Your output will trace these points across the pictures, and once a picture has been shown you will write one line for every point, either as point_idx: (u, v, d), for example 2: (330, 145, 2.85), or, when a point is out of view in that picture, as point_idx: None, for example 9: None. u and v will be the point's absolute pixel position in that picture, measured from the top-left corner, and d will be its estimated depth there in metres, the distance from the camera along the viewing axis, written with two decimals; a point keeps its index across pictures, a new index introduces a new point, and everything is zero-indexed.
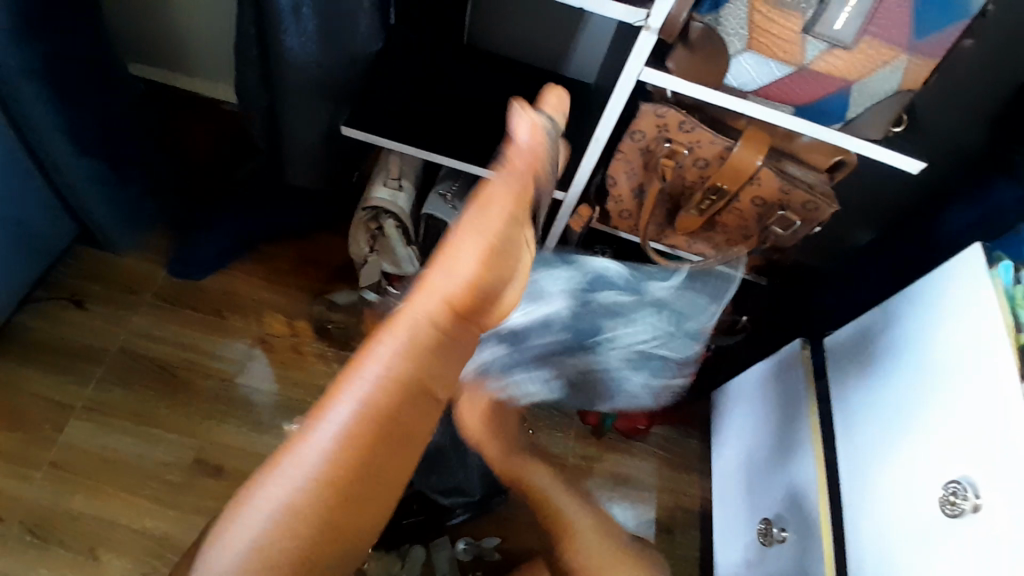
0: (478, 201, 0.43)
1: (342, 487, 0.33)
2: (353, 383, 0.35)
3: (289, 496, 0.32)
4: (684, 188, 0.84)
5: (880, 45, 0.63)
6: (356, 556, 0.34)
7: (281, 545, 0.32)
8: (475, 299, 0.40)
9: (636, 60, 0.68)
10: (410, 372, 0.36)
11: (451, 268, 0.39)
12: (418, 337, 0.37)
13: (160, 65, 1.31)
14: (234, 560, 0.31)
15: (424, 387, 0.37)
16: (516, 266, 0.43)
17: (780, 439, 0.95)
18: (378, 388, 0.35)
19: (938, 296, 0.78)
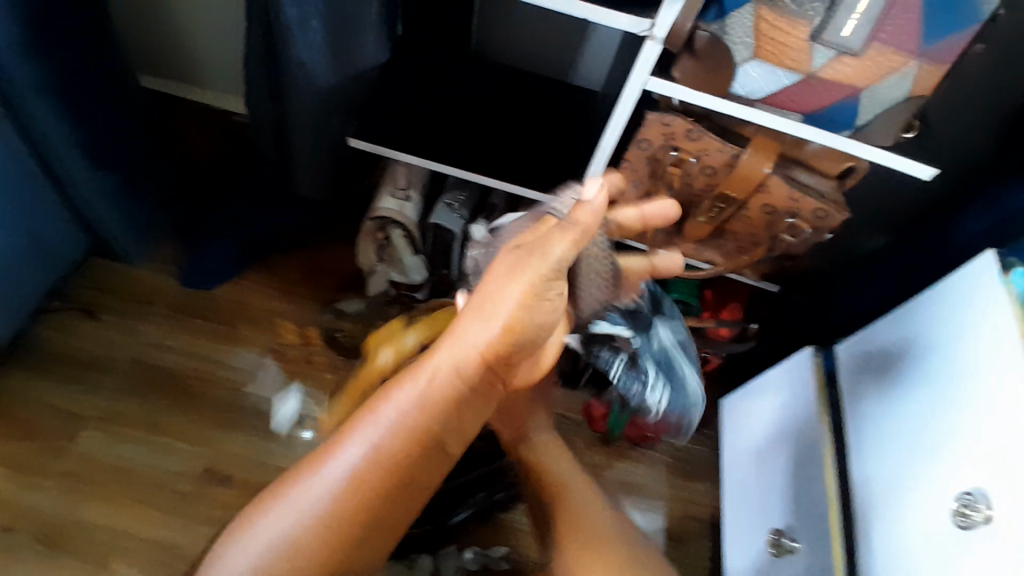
0: (511, 261, 0.56)
1: (369, 479, 0.52)
2: (382, 414, 0.54)
3: (338, 478, 0.51)
4: (692, 197, 0.84)
5: (889, 52, 0.62)
6: (390, 527, 0.55)
7: (333, 508, 0.51)
8: (498, 356, 0.56)
9: (642, 69, 0.68)
10: (422, 415, 0.54)
11: (466, 338, 0.55)
12: (436, 385, 0.54)
13: (168, 77, 1.32)
14: (296, 514, 0.51)
15: (433, 428, 0.54)
16: (543, 333, 0.57)
17: (791, 451, 0.95)
18: (397, 422, 0.53)
19: (950, 303, 0.77)
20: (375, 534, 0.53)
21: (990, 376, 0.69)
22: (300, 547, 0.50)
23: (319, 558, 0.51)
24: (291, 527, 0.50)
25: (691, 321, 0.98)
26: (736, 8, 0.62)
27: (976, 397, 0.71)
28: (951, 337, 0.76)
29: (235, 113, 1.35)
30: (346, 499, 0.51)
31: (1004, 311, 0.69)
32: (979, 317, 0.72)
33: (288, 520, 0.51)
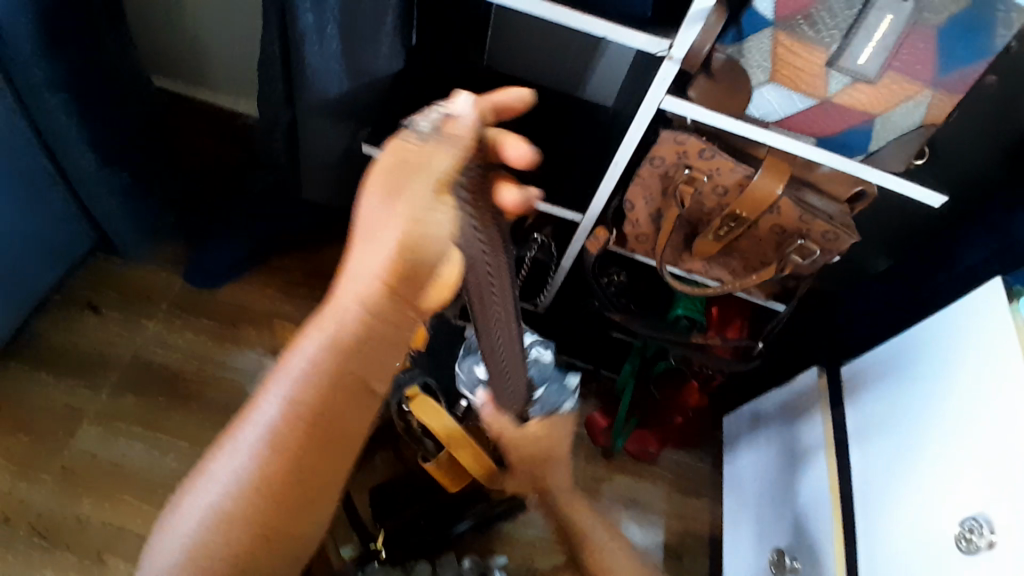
0: (393, 164, 0.55)
1: (292, 433, 0.50)
2: (295, 361, 0.52)
3: (260, 435, 0.50)
4: (703, 215, 0.84)
5: (903, 81, 0.63)
6: (326, 487, 0.52)
7: (258, 467, 0.49)
8: (393, 275, 0.53)
9: (658, 90, 0.68)
10: (334, 355, 0.52)
11: (359, 268, 0.54)
12: (343, 325, 0.53)
13: (181, 79, 1.33)
14: (223, 481, 0.49)
15: (348, 368, 0.52)
16: (440, 233, 0.55)
17: (793, 469, 0.95)
18: (311, 365, 0.52)
19: (955, 329, 0.77)
20: (307, 493, 0.50)
21: (995, 402, 0.70)
22: (233, 515, 0.48)
23: (253, 524, 0.49)
24: (219, 496, 0.49)
25: (696, 339, 1.00)
26: (754, 32, 0.64)
27: (978, 423, 0.71)
28: (955, 362, 0.76)
29: (247, 115, 1.36)
30: (271, 456, 0.49)
31: (1012, 338, 0.69)
32: (984, 343, 0.73)
33: (215, 488, 0.49)
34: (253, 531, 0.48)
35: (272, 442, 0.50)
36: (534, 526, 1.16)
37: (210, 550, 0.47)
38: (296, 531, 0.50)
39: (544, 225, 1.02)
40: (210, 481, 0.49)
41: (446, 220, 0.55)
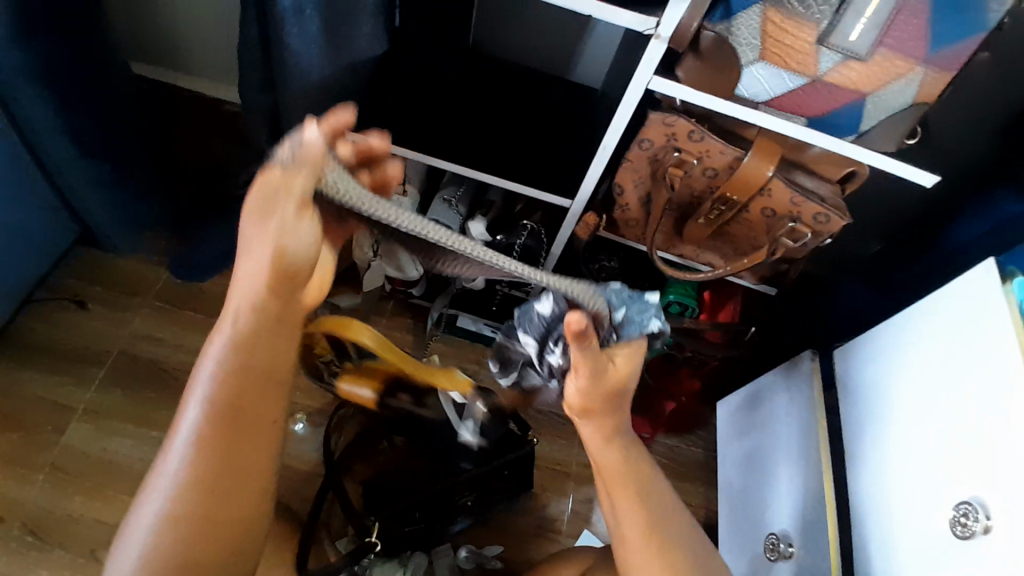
0: (260, 193, 0.52)
1: (213, 434, 0.52)
2: (203, 370, 0.54)
3: (184, 444, 0.52)
4: (692, 198, 0.83)
5: (895, 58, 0.62)
6: (258, 476, 0.54)
7: (189, 472, 0.51)
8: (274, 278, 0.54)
9: (646, 69, 0.67)
10: (236, 353, 0.54)
11: (241, 275, 0.54)
12: (239, 325, 0.54)
13: (163, 66, 1.31)
14: (162, 492, 0.51)
15: (255, 359, 0.55)
16: (309, 245, 0.54)
17: (789, 456, 0.95)
18: (218, 368, 0.54)
19: (947, 309, 0.77)
20: (239, 484, 0.53)
21: (988, 381, 0.69)
22: (177, 517, 0.51)
23: (197, 523, 0.51)
24: (162, 504, 0.51)
25: (689, 323, 0.98)
26: (742, 9, 0.62)
27: (972, 403, 0.71)
28: (950, 344, 0.76)
29: (231, 103, 1.33)
30: (199, 459, 0.52)
31: (1005, 318, 0.68)
32: (977, 324, 0.72)
33: (156, 499, 0.51)
34: (195, 527, 0.51)
35: (196, 443, 0.52)
36: (530, 513, 1.16)
37: (164, 554, 0.50)
38: (234, 518, 0.53)
39: (533, 212, 1.02)
40: (151, 494, 0.51)
41: (310, 233, 0.53)
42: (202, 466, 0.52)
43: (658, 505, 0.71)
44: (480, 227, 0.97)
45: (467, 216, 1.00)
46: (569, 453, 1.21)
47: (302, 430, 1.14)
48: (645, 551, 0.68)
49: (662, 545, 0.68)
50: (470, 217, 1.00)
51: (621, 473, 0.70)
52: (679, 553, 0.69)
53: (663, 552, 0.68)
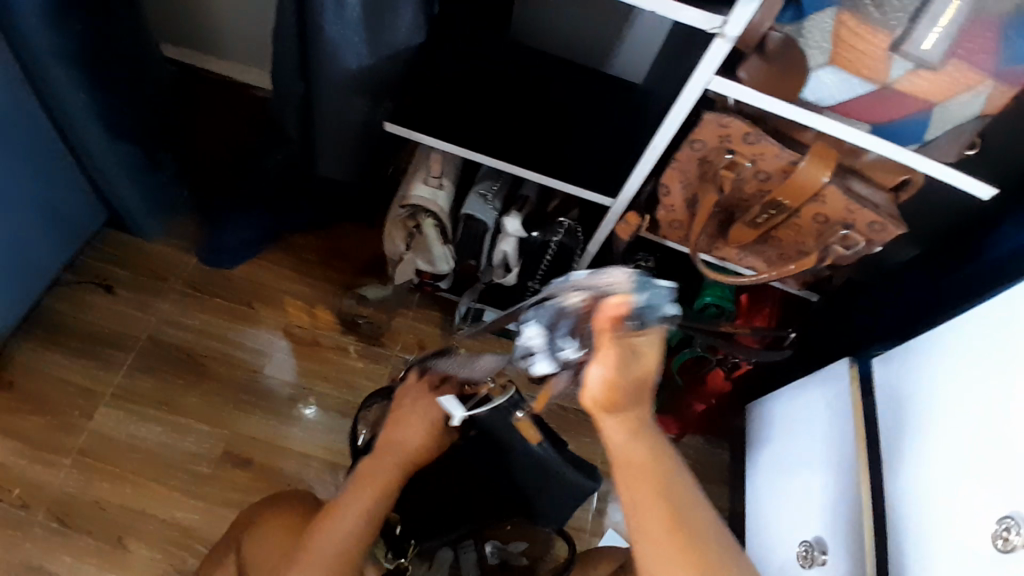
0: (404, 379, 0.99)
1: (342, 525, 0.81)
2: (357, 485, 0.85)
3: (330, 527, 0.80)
4: (741, 201, 0.81)
5: (967, 70, 0.59)
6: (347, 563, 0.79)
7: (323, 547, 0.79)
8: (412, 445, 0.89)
9: (709, 68, 0.65)
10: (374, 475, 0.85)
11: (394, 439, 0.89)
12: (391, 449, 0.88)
13: (193, 49, 1.29)
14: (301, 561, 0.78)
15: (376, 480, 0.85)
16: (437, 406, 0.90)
17: (825, 463, 0.93)
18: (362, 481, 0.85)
19: (992, 322, 0.74)
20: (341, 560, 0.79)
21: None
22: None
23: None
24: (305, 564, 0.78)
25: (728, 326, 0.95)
26: (816, 10, 0.60)
27: (1012, 416, 0.69)
28: (986, 359, 0.74)
29: (260, 88, 1.31)
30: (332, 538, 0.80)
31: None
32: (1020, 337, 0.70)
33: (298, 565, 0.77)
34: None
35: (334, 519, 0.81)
36: None
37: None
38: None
39: (569, 209, 1.00)
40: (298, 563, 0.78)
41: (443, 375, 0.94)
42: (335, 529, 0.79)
43: (678, 476, 0.60)
44: (515, 223, 0.96)
45: (502, 212, 0.99)
46: (594, 451, 1.20)
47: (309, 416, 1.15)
48: (672, 560, 0.57)
49: (684, 531, 0.57)
50: (505, 212, 0.99)
51: (639, 462, 0.60)
52: (706, 545, 0.57)
53: (684, 543, 0.57)
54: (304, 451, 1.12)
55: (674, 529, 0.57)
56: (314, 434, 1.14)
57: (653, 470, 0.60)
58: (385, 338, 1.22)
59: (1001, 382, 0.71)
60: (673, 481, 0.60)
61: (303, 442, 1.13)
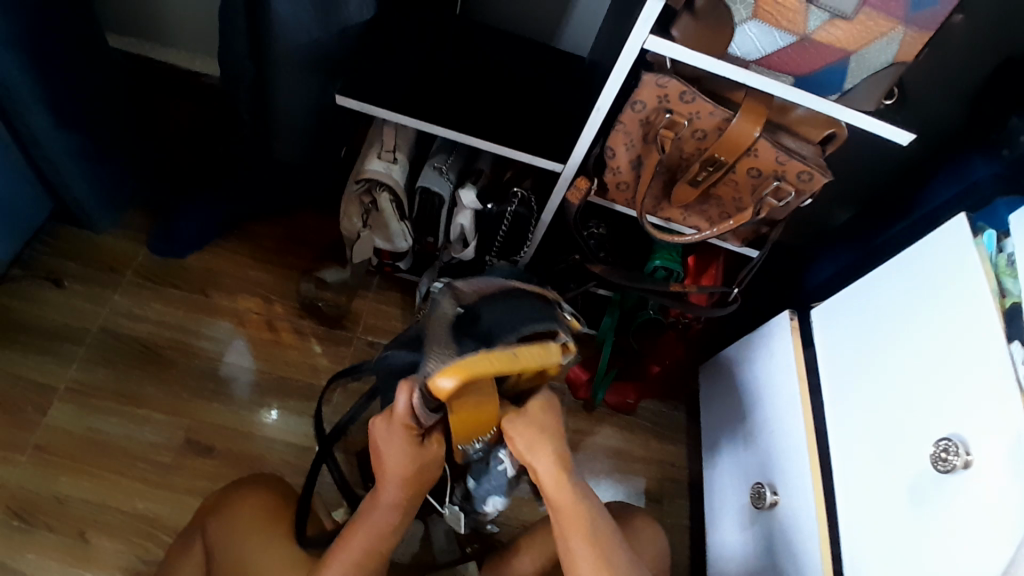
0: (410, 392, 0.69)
1: (380, 525, 0.76)
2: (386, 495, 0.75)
3: (365, 530, 0.76)
4: (682, 159, 0.86)
5: (879, 17, 0.66)
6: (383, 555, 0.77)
7: (356, 549, 0.76)
8: (418, 486, 0.75)
9: (642, 29, 0.69)
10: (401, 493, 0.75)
11: (398, 473, 0.73)
12: (412, 485, 0.74)
13: (138, 38, 1.28)
14: (341, 561, 0.75)
15: (412, 498, 0.76)
16: (418, 473, 0.74)
17: (772, 411, 1.00)
18: (394, 497, 0.75)
19: (922, 268, 0.82)
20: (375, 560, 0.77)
21: (992, 389, 0.71)
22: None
23: None
24: (339, 565, 0.75)
25: (675, 287, 0.99)
26: None
27: (974, 398, 0.73)
28: (937, 337, 0.78)
29: (208, 76, 1.31)
30: (360, 538, 0.76)
31: (989, 307, 0.72)
32: (968, 318, 0.74)
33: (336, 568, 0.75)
34: None
35: (364, 522, 0.76)
36: None
37: None
38: None
39: (523, 180, 1.03)
40: (336, 563, 0.75)
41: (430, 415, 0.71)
42: (369, 531, 0.76)
43: (602, 535, 0.72)
44: (471, 195, 0.98)
45: (457, 185, 1.01)
46: None
47: (276, 419, 1.13)
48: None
49: (610, 574, 0.70)
50: (460, 185, 1.01)
51: (567, 509, 0.72)
52: None
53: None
54: (267, 436, 1.12)
55: (600, 572, 0.70)
56: (280, 421, 1.14)
57: (574, 525, 0.72)
58: (347, 321, 1.23)
59: (936, 328, 0.78)
60: (591, 524, 0.72)
61: (265, 428, 1.13)
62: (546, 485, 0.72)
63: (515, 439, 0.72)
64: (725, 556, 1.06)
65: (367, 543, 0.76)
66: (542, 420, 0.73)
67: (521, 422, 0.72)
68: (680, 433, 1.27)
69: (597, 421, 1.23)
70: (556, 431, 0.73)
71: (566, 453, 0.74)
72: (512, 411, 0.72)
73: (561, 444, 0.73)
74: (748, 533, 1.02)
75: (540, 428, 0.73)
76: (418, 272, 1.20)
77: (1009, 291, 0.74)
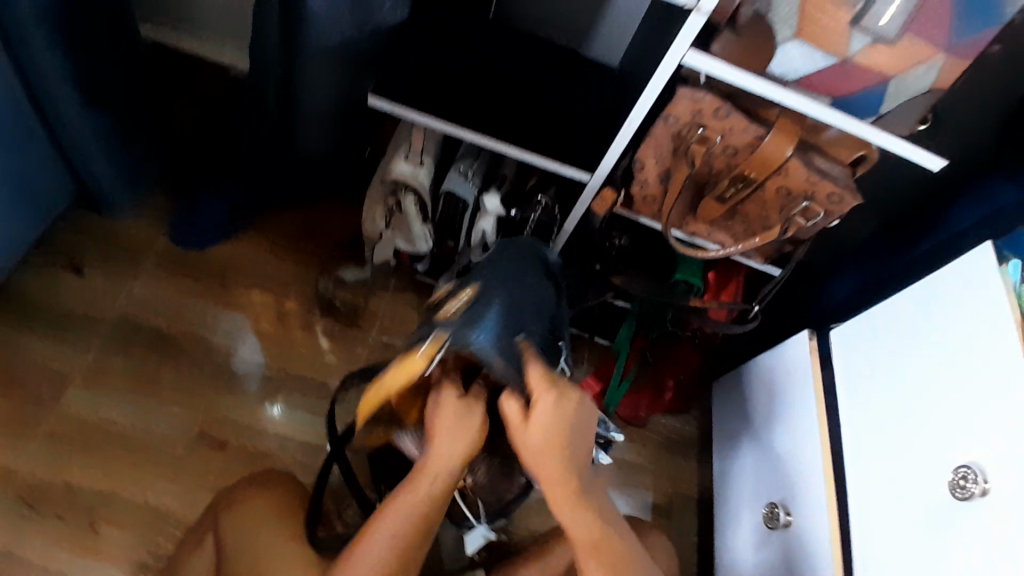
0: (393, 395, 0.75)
1: (414, 516, 0.70)
2: (421, 482, 0.71)
3: (393, 524, 0.69)
4: (710, 175, 0.86)
5: (921, 44, 0.66)
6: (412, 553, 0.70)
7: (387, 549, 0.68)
8: (460, 466, 0.73)
9: (682, 44, 0.69)
10: (435, 483, 0.71)
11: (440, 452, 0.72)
12: (442, 468, 0.72)
13: (171, 28, 1.29)
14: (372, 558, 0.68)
15: (440, 495, 0.71)
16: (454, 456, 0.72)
17: (789, 430, 1.00)
18: (429, 490, 0.71)
19: (949, 295, 0.81)
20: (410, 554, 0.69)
21: (1011, 418, 0.70)
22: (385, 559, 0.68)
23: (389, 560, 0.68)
24: (380, 550, 0.68)
25: (696, 301, 0.99)
26: None
27: (996, 427, 0.72)
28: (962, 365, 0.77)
29: (236, 69, 1.32)
30: (396, 533, 0.69)
31: (1013, 336, 0.72)
32: (991, 349, 0.74)
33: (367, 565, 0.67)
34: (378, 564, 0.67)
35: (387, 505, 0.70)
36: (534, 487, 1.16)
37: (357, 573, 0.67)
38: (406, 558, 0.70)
39: (547, 187, 1.03)
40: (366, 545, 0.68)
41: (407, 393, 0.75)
42: (400, 530, 0.69)
43: (616, 537, 0.69)
44: (495, 201, 0.98)
45: (481, 189, 1.01)
46: None
47: (275, 415, 1.13)
48: None
49: None
50: (484, 190, 1.01)
51: (581, 521, 0.69)
52: None
53: None
54: (279, 432, 1.12)
55: None
56: (291, 417, 1.13)
57: (587, 530, 0.69)
58: (363, 319, 1.23)
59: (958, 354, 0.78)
60: (608, 530, 0.69)
61: (277, 424, 1.13)
62: (556, 493, 0.69)
63: (528, 434, 0.70)
64: (736, 572, 1.06)
65: (398, 529, 0.69)
66: (558, 422, 0.70)
67: (537, 423, 0.69)
68: (691, 447, 1.26)
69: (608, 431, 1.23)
70: (570, 430, 0.70)
71: (582, 454, 0.71)
72: (522, 411, 0.71)
73: (577, 443, 0.71)
74: (760, 552, 1.01)
75: (557, 429, 0.69)
76: (437, 274, 1.20)
77: None
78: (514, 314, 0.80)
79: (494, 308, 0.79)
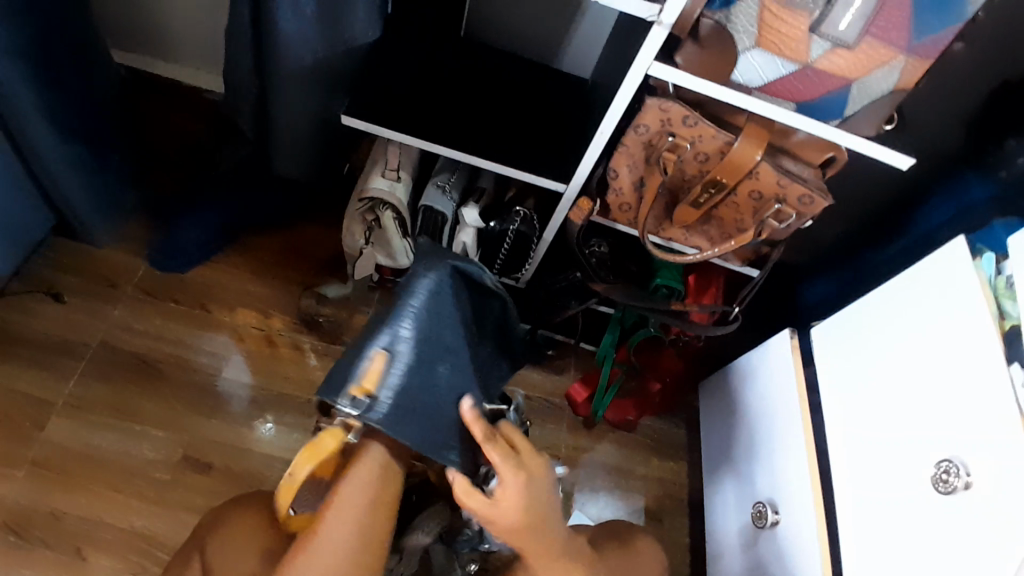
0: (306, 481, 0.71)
1: (353, 513, 0.67)
2: (345, 480, 0.68)
3: (330, 523, 0.66)
4: (684, 181, 0.87)
5: (881, 47, 0.67)
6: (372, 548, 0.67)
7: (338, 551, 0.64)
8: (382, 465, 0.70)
9: (647, 55, 0.70)
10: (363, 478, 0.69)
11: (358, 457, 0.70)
12: (366, 466, 0.69)
13: (144, 52, 1.29)
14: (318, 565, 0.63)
15: (376, 484, 0.69)
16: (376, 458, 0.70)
17: (771, 429, 1.01)
18: (358, 484, 0.68)
19: (921, 291, 0.82)
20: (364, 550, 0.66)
21: (986, 408, 0.72)
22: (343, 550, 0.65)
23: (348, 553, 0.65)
24: (331, 548, 0.64)
25: (677, 305, 0.99)
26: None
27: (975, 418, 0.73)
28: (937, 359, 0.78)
29: (211, 91, 1.32)
30: (344, 532, 0.65)
31: (985, 329, 0.73)
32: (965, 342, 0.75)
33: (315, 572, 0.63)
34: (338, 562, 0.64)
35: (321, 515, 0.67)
36: None
37: None
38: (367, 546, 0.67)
39: (525, 199, 1.03)
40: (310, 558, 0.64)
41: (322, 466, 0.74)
42: (351, 526, 0.66)
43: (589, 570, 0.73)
44: (474, 214, 0.99)
45: (460, 203, 1.02)
46: (556, 437, 1.21)
47: (270, 431, 1.13)
48: None
49: None
50: (463, 203, 1.02)
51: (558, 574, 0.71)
52: None
53: None
54: (267, 452, 1.12)
55: None
56: (278, 434, 1.13)
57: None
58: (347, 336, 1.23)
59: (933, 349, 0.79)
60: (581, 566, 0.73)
61: (265, 444, 1.12)
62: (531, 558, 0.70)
63: (499, 522, 0.68)
64: (728, 574, 1.06)
65: (341, 530, 0.65)
66: (522, 509, 0.67)
67: (503, 512, 0.67)
68: (679, 450, 1.27)
69: (596, 438, 1.23)
70: (536, 507, 0.69)
71: (553, 520, 0.71)
72: (490, 502, 0.67)
73: (547, 513, 0.70)
74: (750, 552, 1.01)
75: (520, 513, 0.67)
76: None
77: (1009, 313, 0.75)
78: (429, 386, 0.72)
79: (408, 362, 0.71)
